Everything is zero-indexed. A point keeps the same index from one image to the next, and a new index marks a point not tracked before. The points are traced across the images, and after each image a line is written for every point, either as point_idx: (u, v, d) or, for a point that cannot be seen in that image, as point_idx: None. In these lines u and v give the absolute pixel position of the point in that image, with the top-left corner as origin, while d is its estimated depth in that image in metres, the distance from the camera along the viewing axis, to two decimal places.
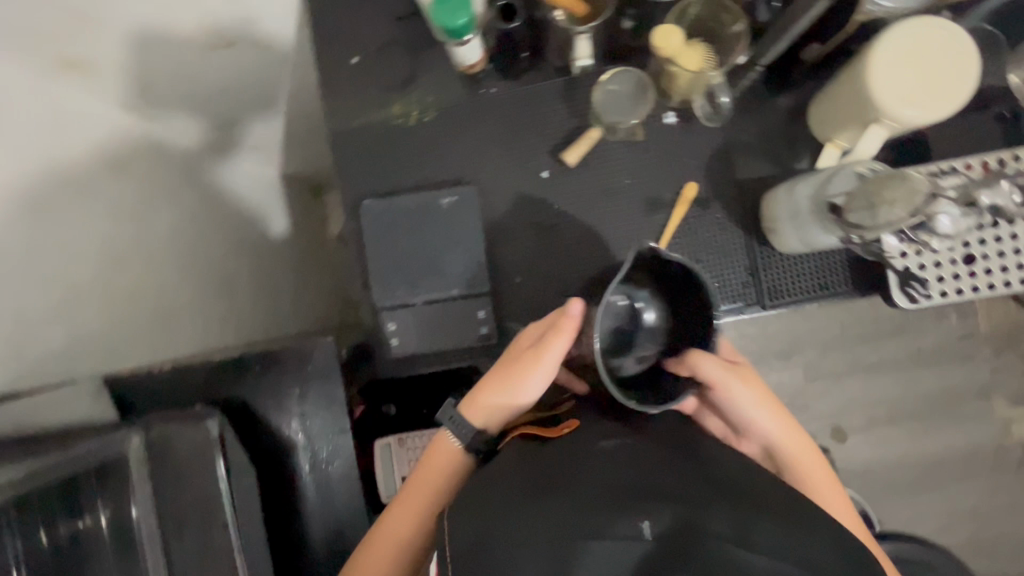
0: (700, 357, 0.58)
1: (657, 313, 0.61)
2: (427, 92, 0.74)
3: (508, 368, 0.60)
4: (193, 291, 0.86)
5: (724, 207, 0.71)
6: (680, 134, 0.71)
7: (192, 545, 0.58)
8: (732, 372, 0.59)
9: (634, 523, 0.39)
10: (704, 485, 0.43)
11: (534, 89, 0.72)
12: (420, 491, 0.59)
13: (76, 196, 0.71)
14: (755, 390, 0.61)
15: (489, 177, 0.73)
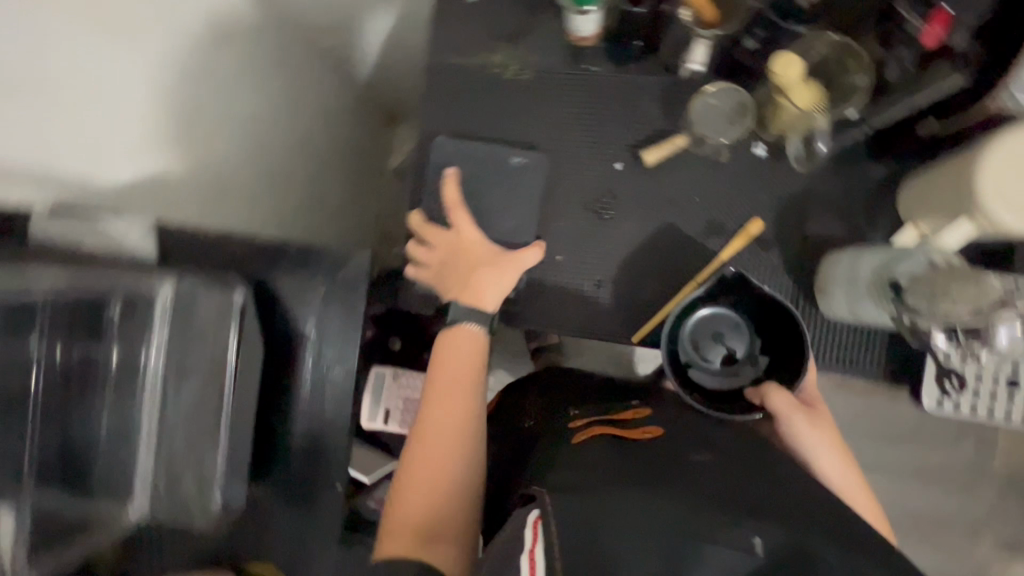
0: (774, 390, 0.62)
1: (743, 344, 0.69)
2: (530, 52, 0.74)
3: (480, 267, 0.69)
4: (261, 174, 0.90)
5: (781, 252, 0.70)
6: (762, 169, 0.70)
7: (192, 399, 0.61)
8: (801, 409, 0.61)
9: (748, 537, 0.43)
10: (784, 502, 0.48)
11: (634, 81, 0.72)
12: (453, 388, 0.64)
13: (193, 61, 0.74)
14: (825, 434, 0.60)
15: (564, 152, 0.73)
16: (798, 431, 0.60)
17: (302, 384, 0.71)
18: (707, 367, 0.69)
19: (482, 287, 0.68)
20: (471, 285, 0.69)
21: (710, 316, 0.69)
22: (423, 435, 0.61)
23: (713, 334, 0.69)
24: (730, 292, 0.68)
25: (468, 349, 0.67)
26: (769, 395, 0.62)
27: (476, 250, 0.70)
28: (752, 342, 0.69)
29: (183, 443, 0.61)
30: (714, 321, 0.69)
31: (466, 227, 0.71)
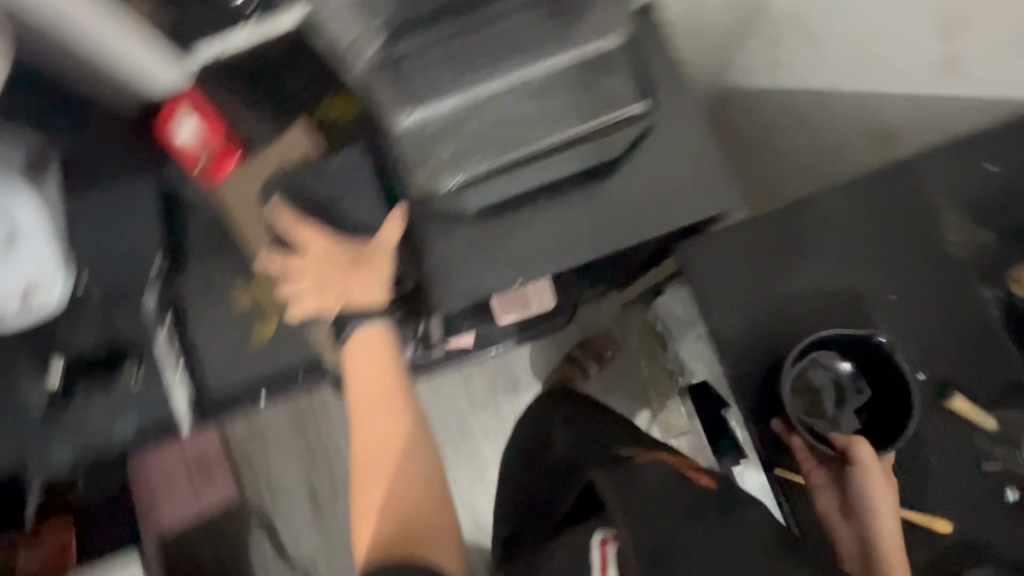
0: (862, 440, 0.66)
1: (848, 366, 0.72)
2: (975, 245, 0.74)
3: (348, 271, 0.68)
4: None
5: (925, 557, 0.70)
6: (994, 504, 0.69)
7: (542, 88, 0.70)
8: (880, 471, 0.65)
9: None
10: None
11: (1007, 351, 0.71)
12: (361, 379, 0.66)
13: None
14: (885, 491, 0.65)
15: (911, 329, 0.73)
16: (871, 490, 0.65)
17: (572, 187, 0.74)
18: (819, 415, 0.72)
19: (354, 293, 0.67)
20: (344, 293, 0.67)
21: (829, 360, 0.72)
22: (364, 486, 0.61)
23: (830, 378, 0.71)
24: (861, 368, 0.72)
25: (373, 352, 0.67)
26: (856, 446, 0.66)
27: (333, 260, 0.68)
28: (854, 401, 0.71)
29: (507, 108, 0.70)
30: (835, 376, 0.72)
31: (318, 242, 0.69)
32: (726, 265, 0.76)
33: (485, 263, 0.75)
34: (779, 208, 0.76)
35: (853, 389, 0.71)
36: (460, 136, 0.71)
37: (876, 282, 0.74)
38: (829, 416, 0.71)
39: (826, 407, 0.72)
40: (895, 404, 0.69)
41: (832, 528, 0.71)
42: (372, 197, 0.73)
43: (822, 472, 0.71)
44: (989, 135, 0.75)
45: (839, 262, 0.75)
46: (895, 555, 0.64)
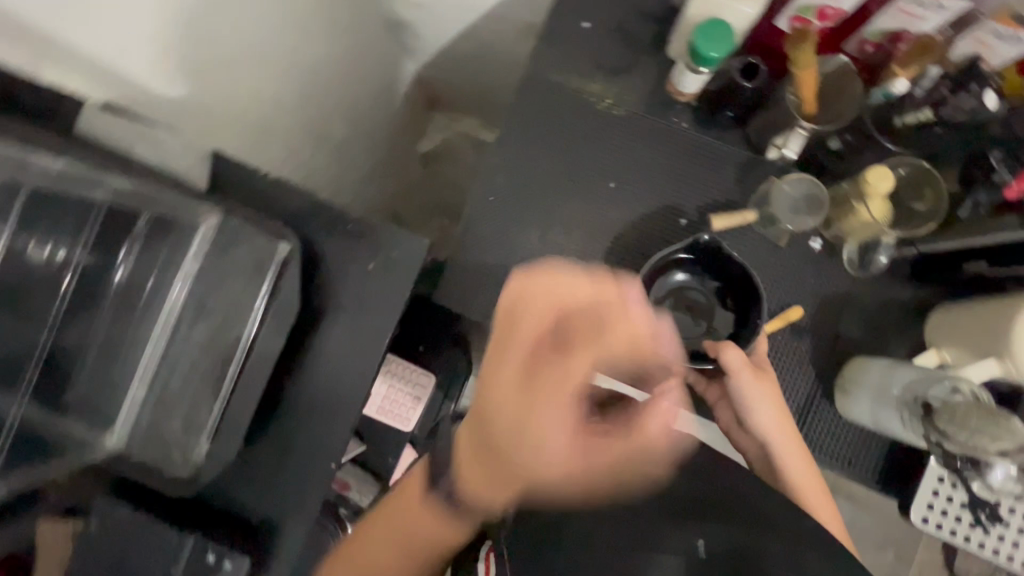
0: (728, 346, 0.64)
1: (682, 273, 0.71)
2: (627, 91, 0.76)
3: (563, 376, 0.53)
4: (243, 63, 0.84)
5: (813, 344, 0.72)
6: (813, 261, 0.72)
7: (201, 300, 0.65)
8: (749, 370, 0.64)
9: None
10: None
11: (719, 146, 0.74)
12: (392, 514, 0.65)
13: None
14: (765, 389, 0.65)
15: (654, 189, 0.75)
16: (752, 394, 0.64)
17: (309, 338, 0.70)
18: (688, 332, 0.71)
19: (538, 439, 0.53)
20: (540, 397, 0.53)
21: (664, 279, 0.71)
22: None
23: (673, 292, 0.71)
24: (695, 264, 0.71)
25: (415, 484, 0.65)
26: (723, 353, 0.64)
27: None
28: (707, 294, 0.71)
29: (189, 344, 0.65)
30: (680, 291, 0.71)
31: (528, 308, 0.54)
32: (484, 278, 0.77)
33: (304, 458, 0.70)
34: (476, 197, 0.77)
35: (700, 287, 0.71)
36: (175, 403, 0.64)
37: (591, 185, 0.76)
38: (697, 325, 0.71)
39: (691, 320, 0.71)
40: (738, 279, 0.69)
41: (733, 438, 0.71)
42: (148, 519, 0.66)
43: (712, 388, 0.71)
44: (558, 5, 0.77)
45: (554, 194, 0.76)
46: (790, 446, 0.65)
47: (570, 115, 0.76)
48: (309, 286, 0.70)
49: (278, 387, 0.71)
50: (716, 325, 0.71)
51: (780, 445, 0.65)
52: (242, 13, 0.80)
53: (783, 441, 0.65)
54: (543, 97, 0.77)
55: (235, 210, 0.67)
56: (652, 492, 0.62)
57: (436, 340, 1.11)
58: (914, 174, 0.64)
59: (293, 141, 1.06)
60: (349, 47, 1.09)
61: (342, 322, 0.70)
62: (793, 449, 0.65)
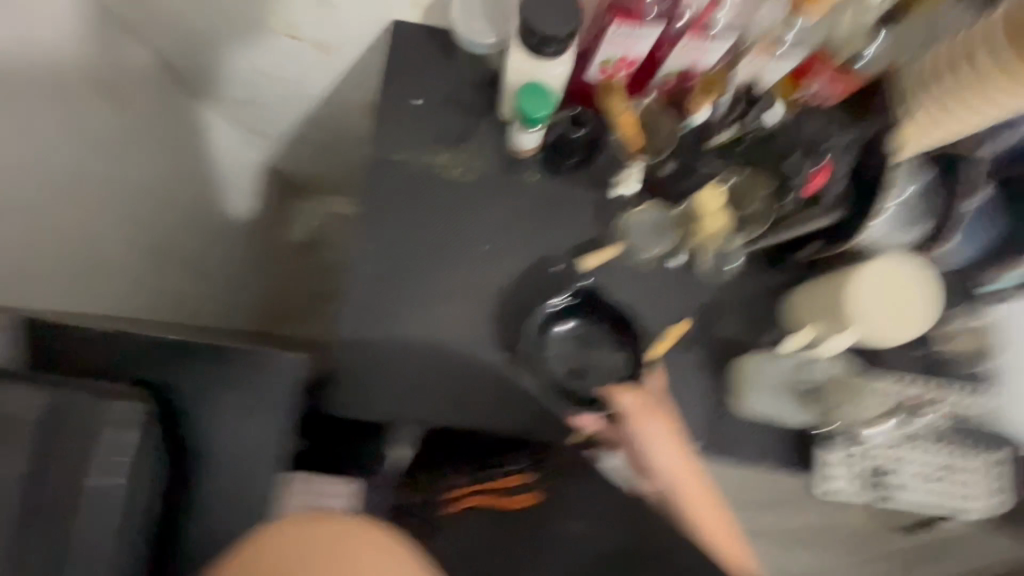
0: (622, 388, 0.68)
1: (569, 322, 0.73)
2: (475, 155, 0.78)
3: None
4: (29, 199, 0.73)
5: (702, 352, 0.76)
6: (682, 275, 0.77)
7: None
8: (643, 411, 0.67)
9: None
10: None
11: (572, 190, 0.77)
12: None
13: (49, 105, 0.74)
14: (659, 428, 0.68)
15: (526, 242, 0.76)
16: (648, 432, 0.67)
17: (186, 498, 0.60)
18: (590, 378, 0.72)
19: None
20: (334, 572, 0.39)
21: (557, 332, 0.73)
22: None
23: (566, 342, 0.73)
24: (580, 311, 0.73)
25: None
26: (620, 395, 0.68)
27: None
28: (599, 337, 0.73)
29: None
30: (575, 337, 0.73)
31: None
32: (377, 372, 0.72)
33: None
34: (348, 290, 0.73)
35: (591, 331, 0.73)
36: None
37: (463, 252, 0.75)
38: (598, 369, 0.72)
39: (590, 366, 0.72)
40: (621, 316, 0.71)
41: (633, 483, 0.73)
42: None
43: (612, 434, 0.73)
44: (388, 87, 0.77)
45: (428, 269, 0.75)
46: (686, 487, 0.67)
47: (428, 187, 0.76)
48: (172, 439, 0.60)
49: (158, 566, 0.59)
50: (616, 366, 0.72)
51: (675, 483, 0.67)
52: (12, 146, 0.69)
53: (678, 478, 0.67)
54: (396, 176, 0.76)
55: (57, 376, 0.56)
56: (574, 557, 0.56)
57: None
58: (739, 184, 0.71)
59: (131, 268, 0.95)
60: (179, 157, 1.01)
61: (222, 470, 0.61)
62: (688, 484, 0.67)
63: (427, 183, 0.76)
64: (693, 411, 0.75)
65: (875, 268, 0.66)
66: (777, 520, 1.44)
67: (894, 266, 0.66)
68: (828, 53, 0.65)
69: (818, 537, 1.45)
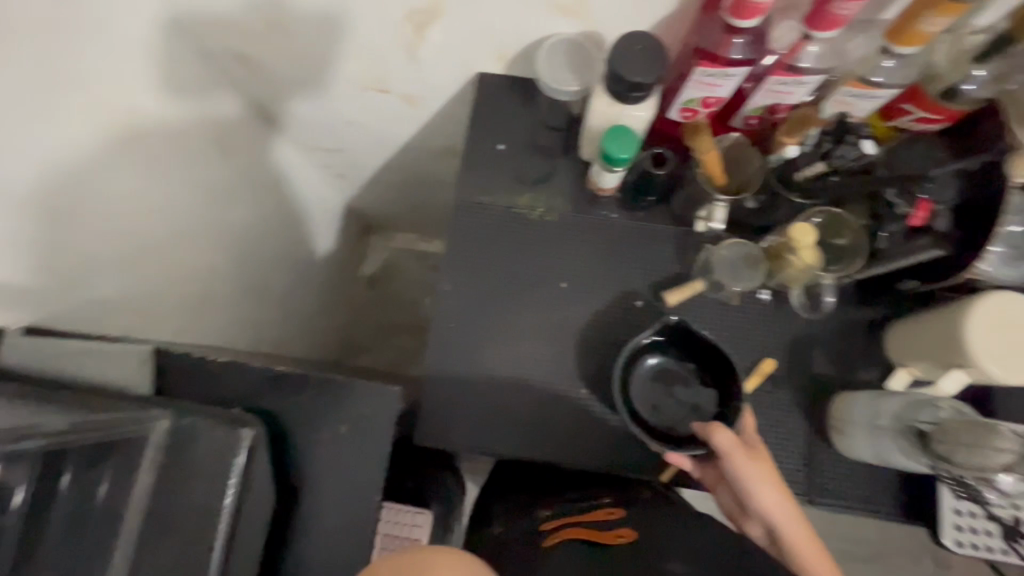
0: (717, 428, 0.64)
1: (655, 357, 0.73)
2: (553, 195, 0.81)
3: None
4: (161, 242, 0.82)
5: (793, 389, 0.73)
6: (767, 311, 0.75)
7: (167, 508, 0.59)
8: (743, 453, 0.63)
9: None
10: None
11: (649, 226, 0.79)
12: None
13: (186, 169, 0.82)
14: (764, 472, 0.63)
15: (604, 276, 0.78)
16: (748, 475, 0.62)
17: (292, 518, 0.64)
18: (678, 414, 0.71)
19: None
20: None
21: (644, 367, 0.73)
22: None
23: (653, 377, 0.72)
24: (666, 346, 0.73)
25: None
26: (713, 435, 0.64)
27: None
28: (686, 373, 0.72)
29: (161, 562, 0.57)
30: (660, 373, 0.72)
31: None
32: (462, 403, 0.75)
33: None
34: (434, 326, 0.76)
35: (678, 366, 0.73)
36: None
37: (543, 287, 0.78)
38: (684, 406, 0.71)
39: (678, 402, 0.71)
40: (710, 351, 0.71)
41: (741, 523, 0.69)
42: None
43: (710, 472, 0.70)
44: (472, 131, 0.83)
45: (509, 305, 0.77)
46: (801, 535, 0.62)
47: (509, 225, 0.80)
48: (281, 462, 0.65)
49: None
50: (703, 401, 0.71)
51: (789, 530, 0.62)
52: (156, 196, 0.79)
53: (794, 525, 0.62)
54: (480, 215, 0.80)
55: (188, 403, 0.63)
56: None
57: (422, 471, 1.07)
58: (827, 221, 0.71)
59: (235, 304, 1.04)
60: (278, 202, 1.11)
61: (323, 493, 0.64)
62: (804, 532, 0.62)
63: (508, 220, 0.80)
64: (785, 452, 0.72)
65: (993, 303, 0.61)
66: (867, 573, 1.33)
67: (1016, 301, 0.61)
68: (922, 89, 0.62)
69: None
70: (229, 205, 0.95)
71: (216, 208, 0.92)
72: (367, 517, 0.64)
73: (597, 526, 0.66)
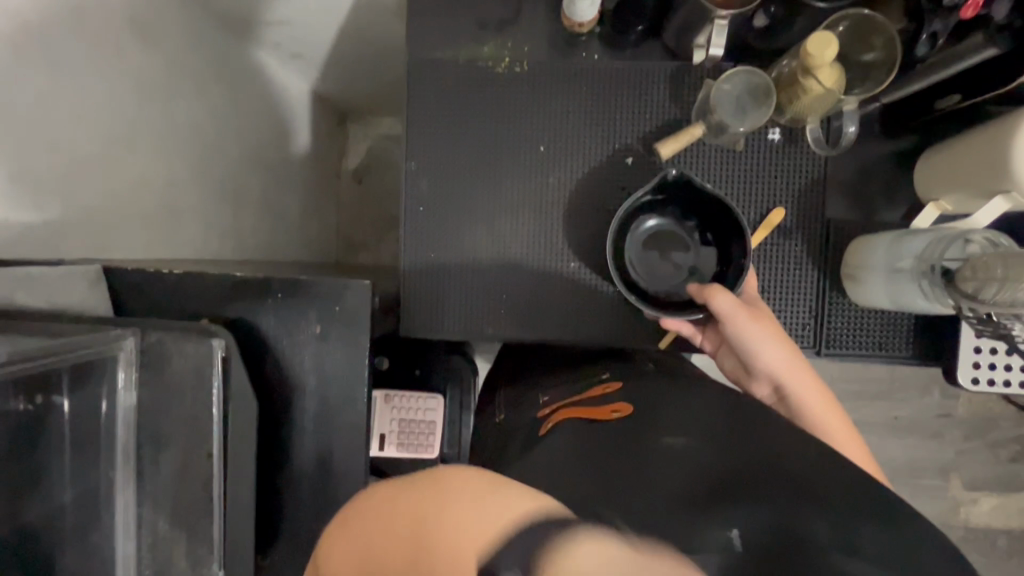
0: (717, 291, 0.59)
1: (653, 219, 0.66)
2: (522, 42, 0.68)
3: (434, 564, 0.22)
4: (94, 148, 0.73)
5: (805, 238, 0.66)
6: (779, 154, 0.65)
7: (157, 421, 0.58)
8: (745, 312, 0.59)
9: (724, 533, 0.40)
10: (771, 477, 0.45)
11: (638, 69, 0.66)
12: None
13: (95, 57, 0.72)
14: (768, 330, 0.59)
15: (590, 132, 0.68)
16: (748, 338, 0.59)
17: (286, 417, 0.64)
18: (677, 278, 0.65)
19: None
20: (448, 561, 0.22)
21: (640, 232, 0.66)
22: None
23: (649, 241, 0.66)
24: (662, 207, 0.65)
25: None
26: (711, 299, 0.59)
27: None
28: (686, 233, 0.66)
29: (165, 469, 0.58)
30: (656, 236, 0.66)
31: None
32: (446, 289, 0.70)
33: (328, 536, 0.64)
34: (406, 212, 0.69)
35: (677, 228, 0.66)
36: (175, 533, 0.58)
37: (520, 153, 0.68)
38: (683, 270, 0.65)
39: (678, 267, 0.65)
40: (713, 205, 0.63)
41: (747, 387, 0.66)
42: None
43: (712, 338, 0.66)
44: None
45: (486, 179, 0.69)
46: (811, 391, 0.59)
47: (475, 84, 0.68)
48: (264, 367, 0.63)
49: (273, 474, 0.64)
50: (704, 263, 0.65)
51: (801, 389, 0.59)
52: (68, 96, 0.69)
53: (803, 382, 0.59)
54: (440, 74, 0.68)
55: (152, 319, 0.59)
56: (689, 472, 0.48)
57: (428, 359, 1.07)
58: (857, 25, 0.57)
59: (206, 211, 0.97)
60: (229, 94, 0.99)
61: (311, 392, 0.63)
62: (812, 387, 0.59)
63: (472, 76, 0.68)
64: (791, 308, 0.67)
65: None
66: (873, 408, 1.38)
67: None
68: None
69: (920, 423, 1.38)
70: (163, 100, 0.84)
71: (146, 103, 0.81)
72: (360, 410, 0.63)
73: (594, 403, 0.62)
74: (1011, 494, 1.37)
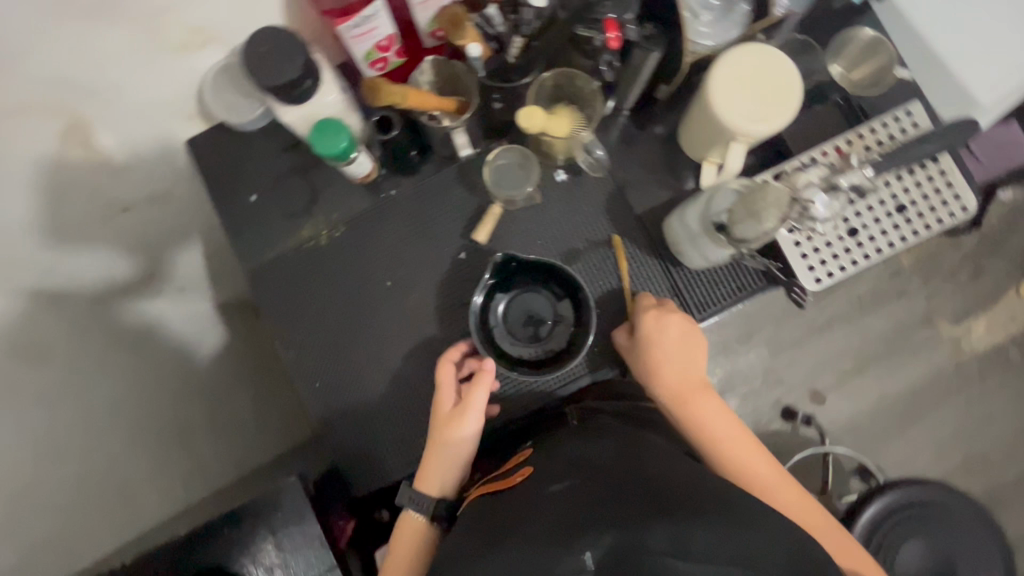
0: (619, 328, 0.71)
1: (503, 300, 0.72)
2: (332, 211, 0.77)
3: None
4: None
5: (632, 239, 0.74)
6: (572, 188, 0.75)
7: None
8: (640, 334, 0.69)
9: (578, 556, 0.46)
10: (636, 498, 0.50)
11: (431, 183, 0.76)
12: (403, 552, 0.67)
13: None
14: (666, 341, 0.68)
15: (421, 248, 0.76)
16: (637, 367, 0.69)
17: None
18: (548, 335, 0.71)
19: None
20: None
21: (500, 314, 0.72)
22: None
23: (510, 318, 0.72)
24: (504, 286, 0.72)
25: None
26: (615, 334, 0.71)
27: None
28: (537, 294, 0.72)
29: None
30: (513, 309, 0.72)
31: None
32: (376, 438, 0.75)
33: None
34: (308, 393, 0.75)
35: (526, 294, 0.72)
36: None
37: (376, 293, 0.76)
38: (549, 325, 0.71)
39: (544, 325, 0.71)
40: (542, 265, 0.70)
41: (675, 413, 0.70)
42: None
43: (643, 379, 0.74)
44: (219, 200, 0.77)
45: (361, 330, 0.76)
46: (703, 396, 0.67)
47: (311, 262, 0.76)
48: None
49: None
50: (562, 308, 0.71)
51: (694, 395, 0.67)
52: None
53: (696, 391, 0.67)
54: (279, 269, 0.76)
55: None
56: (574, 503, 0.52)
57: None
58: (559, 78, 0.69)
59: None
60: None
61: None
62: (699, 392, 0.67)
63: (306, 257, 0.76)
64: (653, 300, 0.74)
65: (740, 64, 0.62)
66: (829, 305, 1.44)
67: (767, 53, 0.63)
68: None
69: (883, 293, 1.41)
70: None
71: None
72: None
73: (505, 474, 0.63)
74: (992, 306, 1.40)
